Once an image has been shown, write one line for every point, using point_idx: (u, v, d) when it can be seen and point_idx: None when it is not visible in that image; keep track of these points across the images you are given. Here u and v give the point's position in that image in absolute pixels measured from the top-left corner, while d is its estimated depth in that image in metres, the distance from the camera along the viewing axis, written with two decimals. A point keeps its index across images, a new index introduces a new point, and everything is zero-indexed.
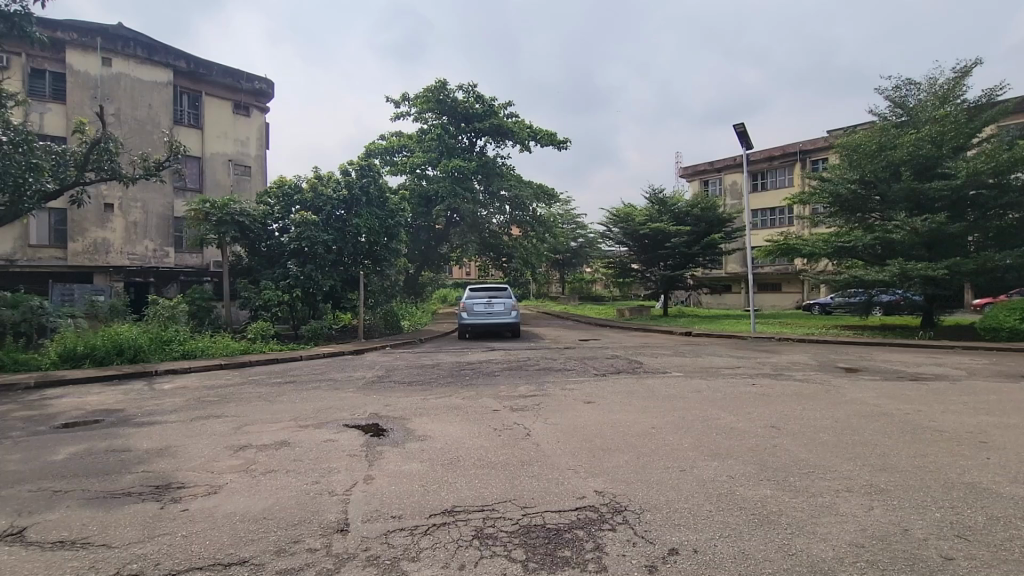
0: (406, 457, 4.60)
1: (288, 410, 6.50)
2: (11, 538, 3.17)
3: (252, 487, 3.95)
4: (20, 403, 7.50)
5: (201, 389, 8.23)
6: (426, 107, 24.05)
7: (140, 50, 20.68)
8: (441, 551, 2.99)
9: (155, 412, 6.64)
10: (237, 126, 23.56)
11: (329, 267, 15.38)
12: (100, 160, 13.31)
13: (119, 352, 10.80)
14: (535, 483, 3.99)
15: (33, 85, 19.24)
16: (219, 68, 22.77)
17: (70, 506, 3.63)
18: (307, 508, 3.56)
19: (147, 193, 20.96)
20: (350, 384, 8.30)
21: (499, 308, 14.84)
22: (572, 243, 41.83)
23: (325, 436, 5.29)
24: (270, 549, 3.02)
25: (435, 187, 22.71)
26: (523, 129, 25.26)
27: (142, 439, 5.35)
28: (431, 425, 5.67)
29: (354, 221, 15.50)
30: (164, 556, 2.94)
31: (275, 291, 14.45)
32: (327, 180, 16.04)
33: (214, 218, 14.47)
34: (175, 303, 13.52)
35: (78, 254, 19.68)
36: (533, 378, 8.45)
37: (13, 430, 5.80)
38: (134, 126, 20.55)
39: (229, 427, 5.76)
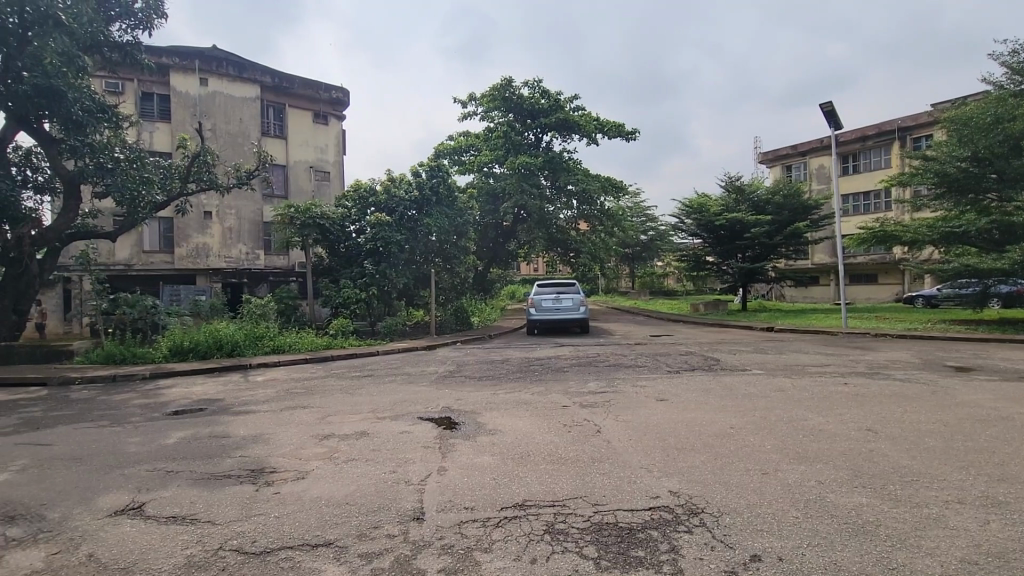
0: (479, 450, 4.70)
1: (367, 403, 6.84)
2: (133, 512, 3.58)
3: (335, 474, 4.20)
4: (139, 392, 8.44)
5: (290, 381, 8.86)
6: (492, 105, 24.30)
7: (231, 69, 22.43)
8: (513, 544, 3.03)
9: (250, 402, 7.24)
10: (317, 135, 25.03)
11: (403, 267, 16.02)
12: (200, 172, 14.59)
13: (219, 346, 11.86)
14: (606, 480, 3.93)
15: (144, 107, 21.47)
16: (300, 81, 24.24)
17: (181, 485, 4.05)
18: (386, 496, 3.74)
19: (239, 201, 22.77)
20: (425, 378, 8.60)
21: (568, 304, 14.77)
22: (642, 236, 40.73)
23: (402, 428, 5.52)
24: (352, 533, 3.20)
25: (503, 184, 22.90)
26: (590, 122, 24.87)
27: (238, 426, 5.84)
28: (502, 419, 5.76)
29: (425, 221, 16.01)
30: (259, 535, 3.20)
31: (354, 290, 15.20)
32: (399, 182, 16.68)
33: (298, 222, 15.50)
34: (265, 301, 14.57)
35: (183, 259, 21.75)
36: (603, 374, 8.32)
37: (133, 416, 6.55)
38: (227, 139, 22.39)
39: (313, 417, 6.15)
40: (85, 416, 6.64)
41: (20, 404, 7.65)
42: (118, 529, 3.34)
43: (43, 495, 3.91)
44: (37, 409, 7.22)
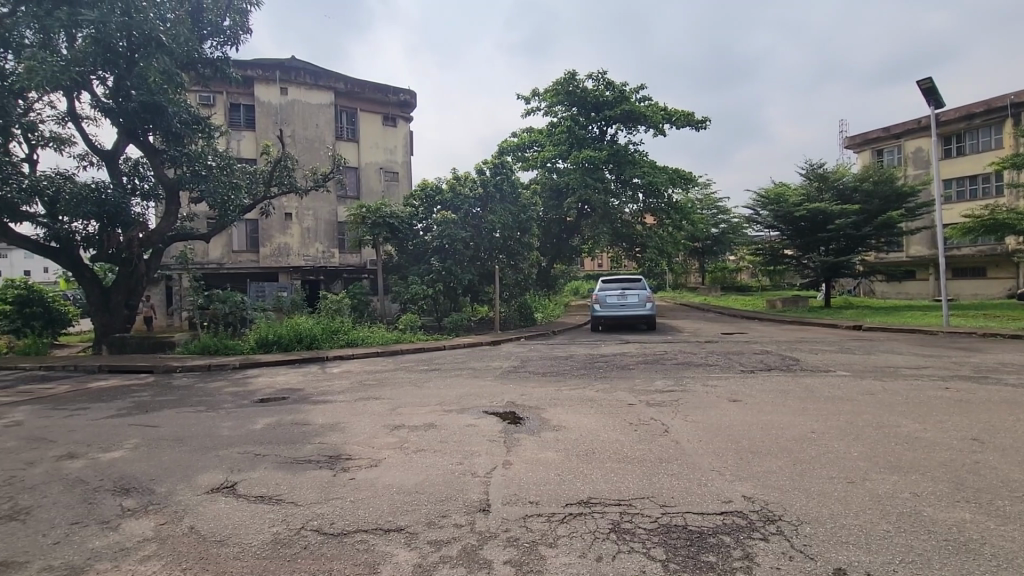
0: (543, 446, 4.71)
1: (435, 396, 7.05)
2: (227, 490, 3.91)
3: (406, 463, 4.37)
4: (230, 381, 9.20)
5: (363, 374, 9.32)
6: (556, 99, 24.13)
7: (308, 77, 23.78)
8: (579, 540, 3.02)
9: (327, 392, 7.67)
10: (386, 136, 26.05)
11: (468, 263, 16.38)
12: (281, 176, 15.57)
13: (299, 339, 12.67)
14: (675, 482, 3.81)
15: (233, 117, 23.22)
16: (371, 85, 25.30)
17: (267, 467, 4.37)
18: (453, 486, 3.84)
19: (316, 203, 24.15)
20: (490, 373, 8.73)
21: (633, 300, 14.44)
22: (713, 230, 38.93)
23: (468, 421, 5.65)
24: (422, 521, 3.31)
25: (566, 179, 22.69)
26: (658, 112, 24.15)
27: (316, 415, 6.21)
28: (566, 416, 5.73)
29: (489, 218, 16.24)
30: (336, 517, 3.39)
31: (421, 286, 15.64)
32: (464, 180, 17.00)
33: (370, 221, 16.22)
34: (340, 297, 15.34)
35: (267, 257, 23.35)
36: (671, 373, 8.07)
37: (226, 403, 7.16)
38: (305, 144, 23.76)
39: (384, 408, 6.42)
40: (186, 401, 7.34)
41: (133, 389, 8.55)
42: (214, 505, 3.66)
43: (152, 471, 4.35)
44: (146, 394, 8.06)
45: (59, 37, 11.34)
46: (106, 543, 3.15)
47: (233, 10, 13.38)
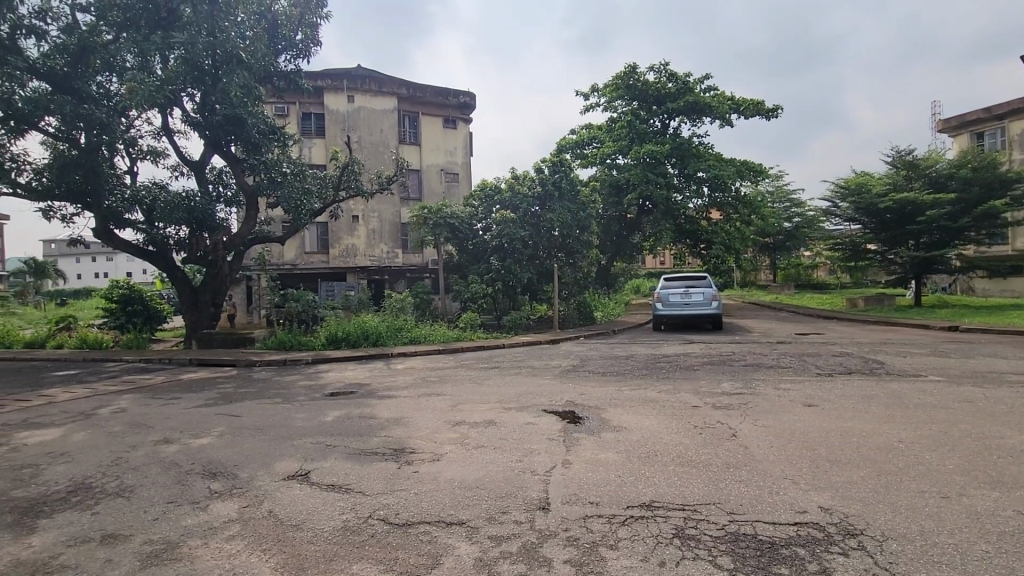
0: (604, 446, 4.64)
1: (495, 393, 7.14)
2: (302, 477, 4.15)
3: (467, 458, 4.46)
4: (304, 375, 9.75)
5: (425, 370, 9.58)
6: (616, 94, 23.68)
7: (373, 84, 24.73)
8: (640, 543, 2.96)
9: (392, 387, 7.97)
10: (446, 139, 26.67)
11: (527, 262, 16.48)
12: (349, 180, 16.26)
13: (366, 336, 13.22)
14: (744, 490, 3.62)
15: (305, 126, 24.55)
16: (432, 89, 25.99)
17: (337, 457, 4.60)
18: (513, 483, 3.87)
19: (381, 205, 25.10)
20: (549, 371, 8.74)
21: (698, 299, 13.92)
22: (785, 224, 36.77)
23: (528, 419, 5.69)
24: (483, 516, 3.36)
25: (627, 175, 22.21)
26: (724, 102, 23.18)
27: (382, 409, 6.46)
28: (628, 416, 5.62)
29: (548, 216, 16.24)
30: (401, 508, 3.51)
31: (481, 286, 15.86)
32: (523, 179, 17.10)
33: (432, 222, 16.66)
34: (403, 296, 15.82)
35: (336, 258, 24.49)
36: (740, 375, 7.71)
37: (300, 395, 7.60)
38: (371, 148, 24.71)
39: (446, 404, 6.57)
40: (265, 393, 7.86)
41: (219, 381, 9.25)
42: (290, 491, 3.90)
43: (235, 457, 4.70)
44: (230, 386, 8.69)
45: (155, 59, 12.42)
46: (196, 522, 3.44)
47: (305, 24, 14.18)
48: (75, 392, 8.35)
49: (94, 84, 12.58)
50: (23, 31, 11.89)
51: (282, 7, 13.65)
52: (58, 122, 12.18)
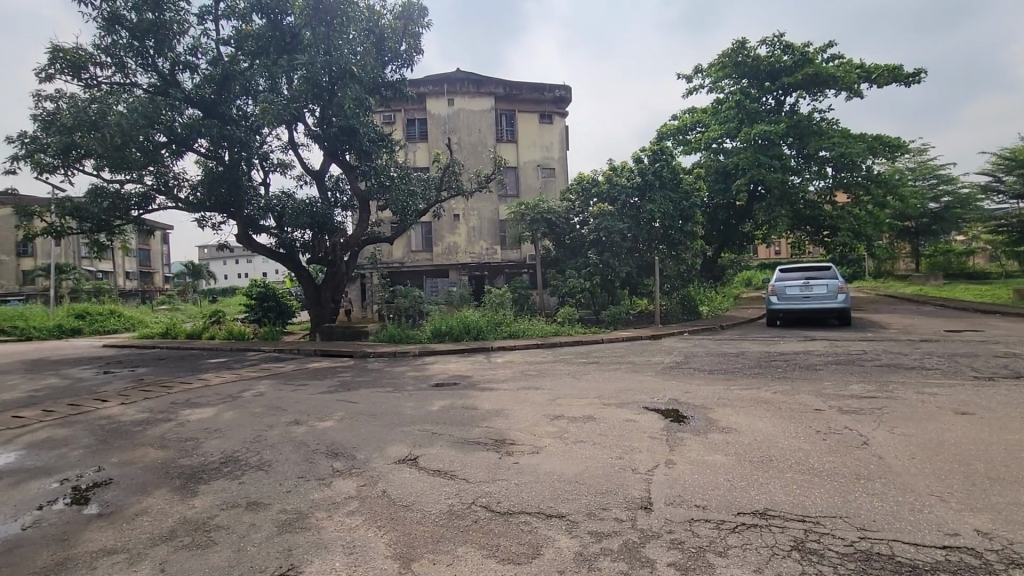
0: (710, 448, 4.41)
1: (594, 389, 7.07)
2: (411, 462, 4.42)
3: (566, 452, 4.47)
4: (411, 366, 10.38)
5: (524, 364, 9.75)
6: (722, 73, 22.19)
7: (472, 86, 25.49)
8: (753, 553, 2.77)
9: (493, 380, 8.21)
10: (543, 134, 26.81)
11: (626, 255, 16.08)
12: (450, 181, 16.92)
13: (467, 330, 13.72)
14: (877, 504, 3.25)
15: (409, 131, 25.96)
16: (528, 85, 26.23)
17: (443, 445, 4.83)
18: (613, 480, 3.81)
19: (480, 203, 25.89)
20: (651, 368, 8.48)
21: (819, 292, 12.68)
22: (931, 204, 32.11)
23: (628, 415, 5.56)
24: (583, 511, 3.35)
25: (734, 160, 20.74)
26: (851, 71, 20.85)
27: (483, 400, 6.69)
28: (738, 418, 5.27)
29: (648, 207, 15.75)
30: (502, 498, 3.61)
31: (579, 280, 15.76)
32: (621, 170, 16.75)
33: (529, 217, 16.87)
34: (502, 291, 16.15)
35: (439, 256, 25.67)
36: (871, 376, 6.91)
37: (409, 385, 8.11)
38: (470, 149, 25.52)
39: (544, 398, 6.63)
40: (378, 382, 8.50)
41: (338, 370, 10.15)
42: (401, 473, 4.18)
43: (353, 440, 5.14)
44: (348, 375, 9.51)
45: (282, 81, 13.80)
46: (322, 496, 3.81)
47: (408, 35, 14.98)
48: (225, 376, 9.62)
49: (234, 107, 14.28)
50: (180, 66, 13.78)
51: (388, 21, 14.54)
52: (208, 143, 14.01)
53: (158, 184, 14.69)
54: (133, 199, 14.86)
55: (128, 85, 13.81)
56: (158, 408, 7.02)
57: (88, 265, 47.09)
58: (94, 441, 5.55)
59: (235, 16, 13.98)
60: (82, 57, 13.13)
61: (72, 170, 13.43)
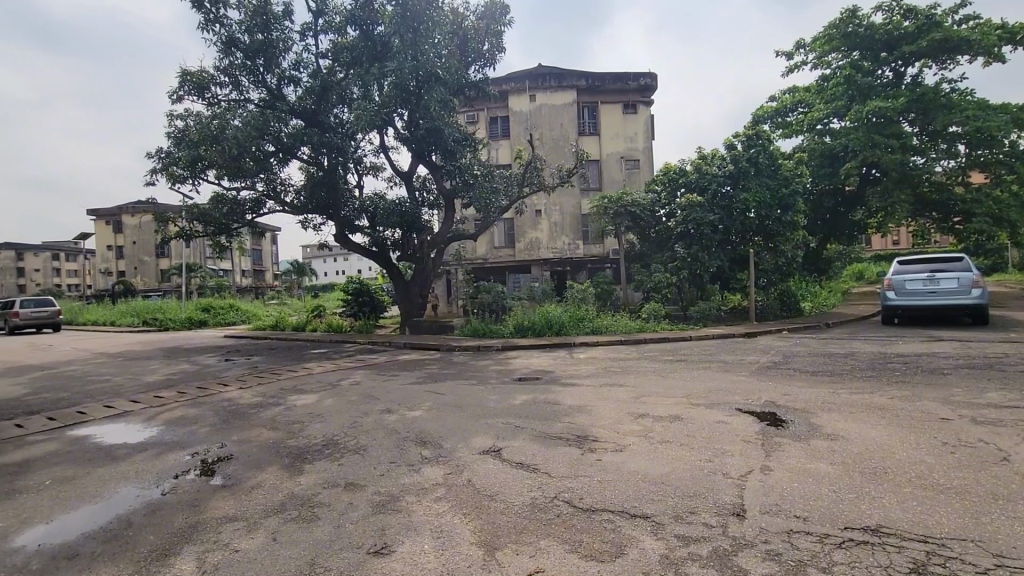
0: (812, 455, 4.08)
1: (682, 387, 6.79)
2: (494, 453, 4.52)
3: (651, 452, 4.34)
4: (495, 360, 10.60)
5: (607, 360, 9.59)
6: (828, 47, 20.28)
7: (554, 81, 25.40)
8: (862, 572, 2.53)
9: (575, 375, 8.17)
10: (627, 124, 26.13)
11: (716, 248, 15.29)
12: (532, 177, 17.04)
13: (550, 326, 13.75)
14: (1018, 529, 2.84)
15: (492, 129, 26.38)
16: (611, 76, 25.67)
17: (525, 438, 4.90)
18: (703, 484, 3.64)
19: (563, 198, 25.79)
20: (745, 367, 7.99)
21: (947, 286, 11.21)
22: None
23: (719, 417, 5.29)
24: (669, 513, 3.24)
25: (842, 142, 18.87)
26: (989, 33, 18.27)
27: (566, 396, 6.67)
28: (845, 424, 4.84)
29: (742, 197, 14.85)
30: (584, 494, 3.58)
31: (665, 274, 15.21)
32: (711, 159, 16.01)
33: (612, 211, 16.51)
34: (585, 287, 15.97)
35: (522, 252, 25.90)
36: (1013, 383, 6.02)
37: (492, 379, 8.29)
38: (552, 143, 25.47)
39: (629, 395, 6.49)
40: (463, 375, 8.76)
41: (426, 362, 10.61)
42: (485, 464, 4.29)
43: (440, 429, 5.35)
44: (435, 367, 9.91)
45: (374, 88, 14.56)
46: (412, 480, 4.01)
47: (490, 34, 15.22)
48: (326, 366, 10.41)
49: (332, 116, 15.34)
50: (286, 81, 15.02)
51: (471, 22, 14.85)
52: (309, 151, 15.16)
53: (269, 190, 16.14)
54: (247, 203, 16.45)
55: (242, 101, 15.28)
56: (269, 393, 7.74)
57: (212, 264, 52.93)
58: (218, 420, 6.24)
59: (332, 30, 14.97)
60: (205, 78, 14.72)
61: (198, 180, 15.11)
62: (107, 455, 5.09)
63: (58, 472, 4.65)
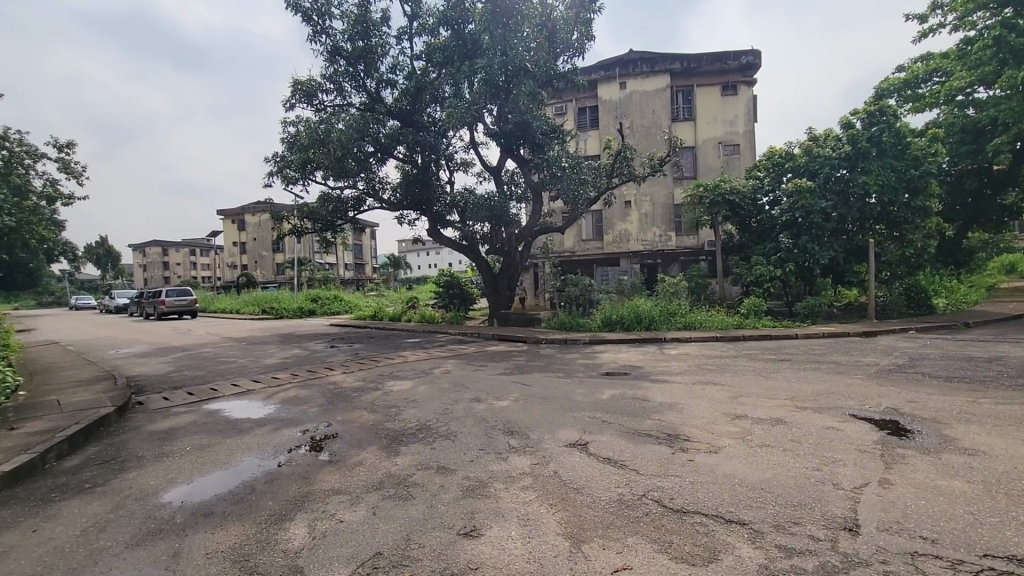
0: (943, 471, 3.61)
1: (786, 389, 6.31)
2: (581, 447, 4.49)
3: (750, 456, 4.08)
4: (582, 354, 10.51)
5: (702, 357, 9.15)
6: (971, 5, 17.60)
7: (646, 66, 24.51)
8: None
9: (666, 372, 7.89)
10: (726, 107, 24.58)
11: (828, 239, 14.01)
12: (622, 167, 16.59)
13: (639, 320, 13.37)
14: None
15: (581, 120, 26.01)
16: (709, 56, 24.24)
17: (613, 433, 4.81)
18: (809, 494, 3.37)
19: (654, 188, 24.92)
20: (862, 370, 7.25)
21: None
22: None
23: (829, 423, 4.85)
24: (770, 521, 3.04)
25: (988, 113, 16.33)
26: None
27: (655, 392, 6.47)
28: (987, 438, 4.23)
29: (859, 180, 13.44)
30: (675, 494, 3.46)
31: (768, 267, 14.16)
32: (824, 140, 14.71)
33: (708, 200, 15.59)
34: (677, 280, 15.32)
35: (610, 244, 25.36)
36: None
37: (580, 372, 8.24)
38: (643, 131, 24.64)
39: (724, 395, 6.16)
40: (550, 368, 8.79)
41: (514, 354, 10.77)
42: (572, 456, 4.29)
43: (527, 420, 5.41)
44: (522, 359, 10.05)
45: (464, 85, 14.91)
46: (500, 468, 4.11)
47: (580, 23, 14.96)
48: (419, 355, 10.94)
49: (425, 115, 15.99)
50: (383, 84, 15.86)
51: (560, 13, 14.68)
52: (405, 150, 15.92)
53: (368, 188, 17.20)
54: (350, 202, 17.65)
55: (346, 105, 16.36)
56: (369, 379, 8.28)
57: (319, 258, 57.63)
58: (325, 401, 6.81)
59: (425, 32, 15.56)
60: (313, 86, 15.96)
61: (308, 180, 16.46)
62: (235, 427, 5.75)
63: (196, 440, 5.34)
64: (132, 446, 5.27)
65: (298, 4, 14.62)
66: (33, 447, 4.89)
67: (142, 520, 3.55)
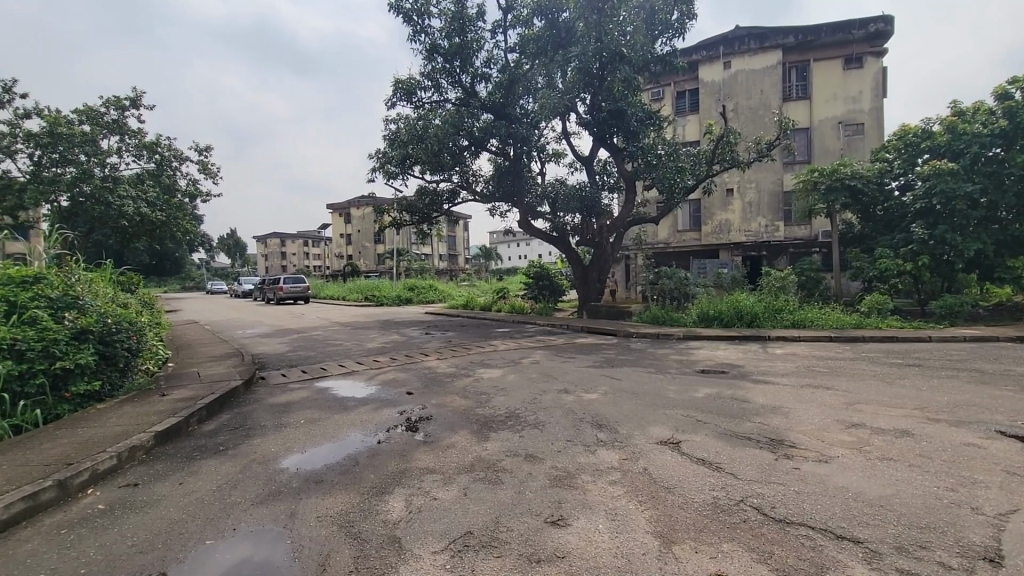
0: None
1: (915, 398, 5.61)
2: (673, 446, 4.33)
3: (867, 468, 3.70)
4: (676, 350, 10.10)
5: (812, 359, 8.41)
6: None
7: (753, 42, 22.79)
8: None
9: (769, 373, 7.35)
10: (848, 83, 22.20)
11: (975, 228, 12.21)
12: (724, 153, 15.63)
13: (740, 316, 12.55)
14: None
15: (679, 105, 24.79)
16: (829, 26, 21.96)
17: (708, 434, 4.59)
18: (940, 515, 2.99)
19: (760, 175, 23.27)
20: (1013, 380, 6.25)
21: None
22: None
23: (968, 438, 4.25)
24: (890, 542, 2.74)
25: None
26: None
27: (757, 394, 6.06)
28: None
29: (1016, 159, 11.56)
30: (778, 503, 3.23)
31: (895, 260, 12.58)
32: (972, 115, 12.81)
33: (824, 186, 14.25)
34: (785, 274, 14.19)
35: (709, 235, 24.02)
36: None
37: (672, 369, 7.94)
38: (749, 114, 22.96)
39: (838, 400, 5.63)
40: (642, 363, 8.55)
41: (604, 347, 10.62)
42: (663, 455, 4.15)
43: (617, 415, 5.32)
44: (612, 352, 9.88)
45: (557, 74, 14.80)
46: (587, 461, 4.09)
47: (680, 2, 14.20)
48: (509, 344, 11.14)
49: (518, 107, 16.11)
50: (478, 78, 16.22)
51: None
52: (497, 142, 16.18)
53: (462, 181, 17.73)
54: (444, 194, 18.28)
55: (442, 101, 16.93)
56: (461, 366, 8.60)
57: (416, 249, 60.56)
58: (421, 385, 7.18)
59: (519, 24, 15.64)
60: (413, 84, 16.70)
61: (407, 174, 17.29)
62: (342, 404, 6.26)
63: (308, 414, 5.89)
64: (257, 416, 5.95)
65: (399, 5, 15.33)
66: (179, 412, 5.70)
67: (264, 481, 4.00)
